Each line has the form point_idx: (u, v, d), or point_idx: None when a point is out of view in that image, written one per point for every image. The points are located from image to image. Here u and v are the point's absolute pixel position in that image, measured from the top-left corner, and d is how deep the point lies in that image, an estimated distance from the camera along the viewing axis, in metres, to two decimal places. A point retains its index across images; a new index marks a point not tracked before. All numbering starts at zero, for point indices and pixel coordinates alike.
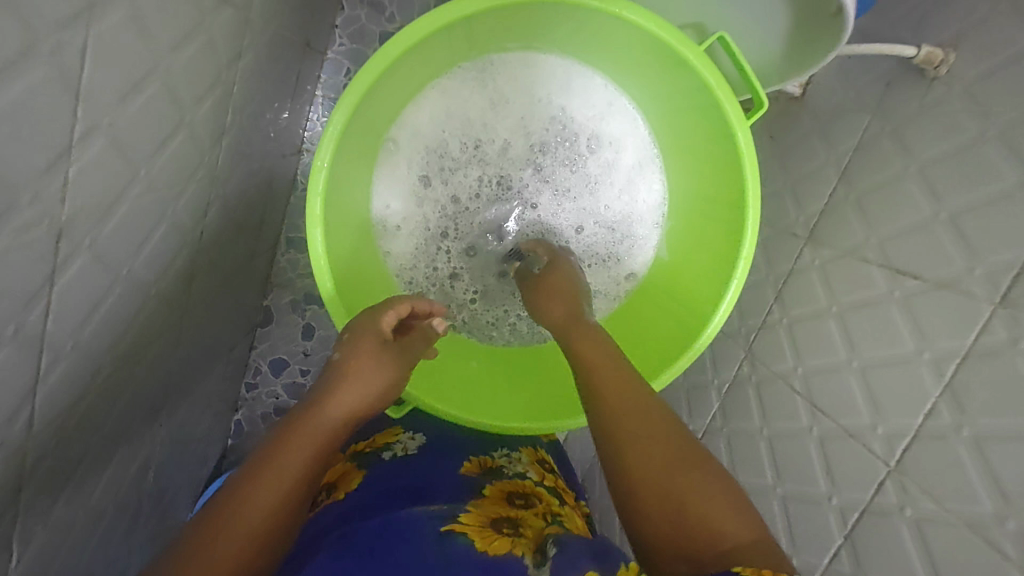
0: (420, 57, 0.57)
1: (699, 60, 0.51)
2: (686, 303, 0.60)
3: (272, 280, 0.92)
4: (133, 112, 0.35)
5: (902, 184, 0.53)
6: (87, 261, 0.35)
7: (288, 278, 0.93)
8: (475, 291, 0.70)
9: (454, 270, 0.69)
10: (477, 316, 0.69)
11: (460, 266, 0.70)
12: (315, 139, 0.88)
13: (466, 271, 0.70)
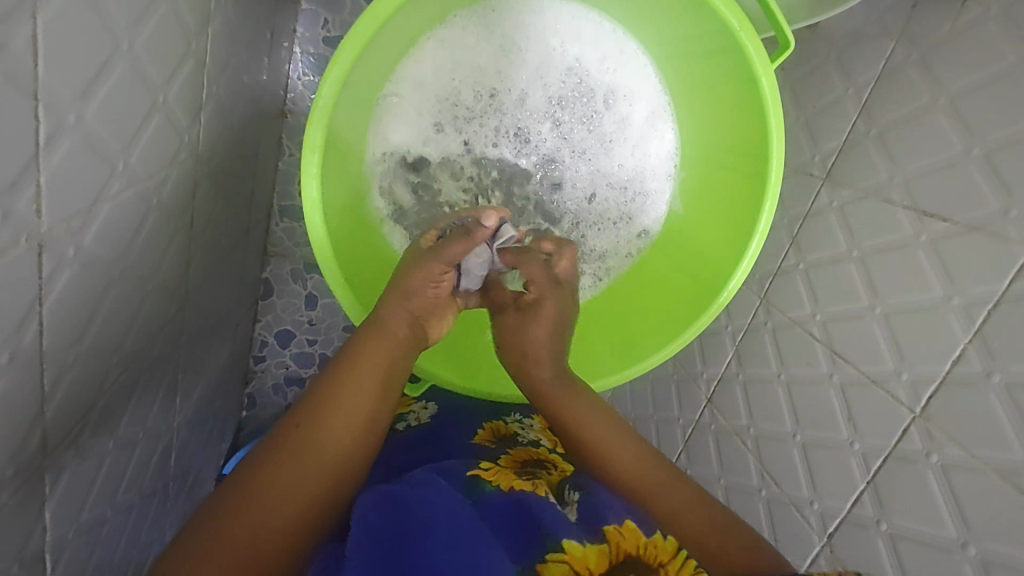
0: (412, 11, 0.53)
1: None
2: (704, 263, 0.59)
3: (270, 251, 0.90)
4: (100, 103, 0.31)
5: (931, 118, 0.50)
6: (72, 270, 0.33)
7: (286, 248, 0.90)
8: None
9: None
10: None
11: None
12: (298, 99, 0.83)
13: None
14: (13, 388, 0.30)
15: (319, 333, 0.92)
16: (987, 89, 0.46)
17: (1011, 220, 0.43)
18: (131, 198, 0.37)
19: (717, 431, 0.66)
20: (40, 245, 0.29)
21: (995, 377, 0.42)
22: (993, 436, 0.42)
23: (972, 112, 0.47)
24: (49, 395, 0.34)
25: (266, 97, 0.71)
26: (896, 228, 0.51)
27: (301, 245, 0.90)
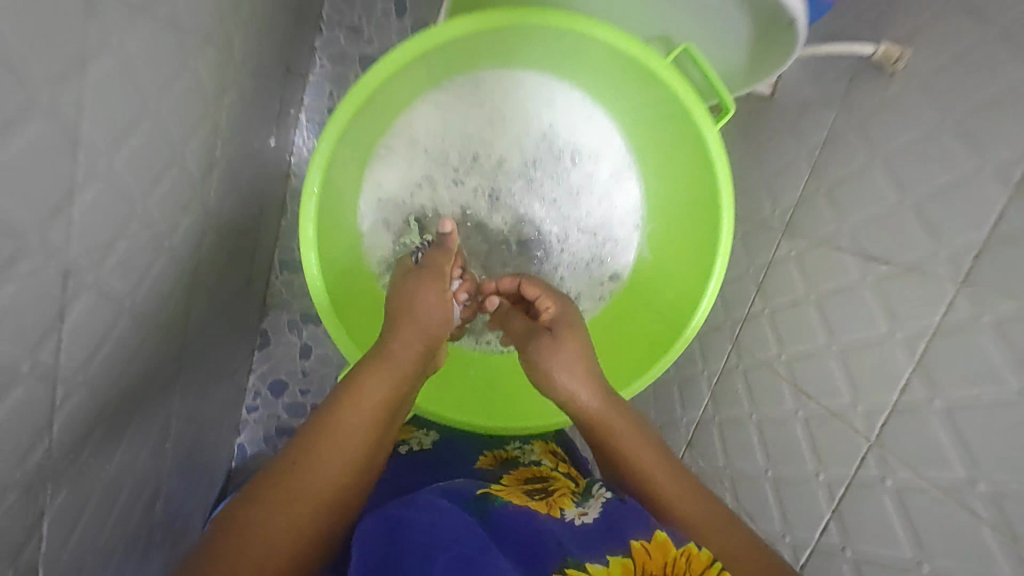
0: (403, 81, 0.60)
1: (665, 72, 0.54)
2: (669, 304, 0.64)
3: (270, 301, 0.94)
4: (126, 153, 0.36)
5: (869, 174, 0.55)
6: (90, 298, 0.37)
7: (286, 297, 0.95)
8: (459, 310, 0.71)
9: None
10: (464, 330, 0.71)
11: None
12: (302, 161, 0.91)
13: None
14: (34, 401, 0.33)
15: (312, 383, 0.95)
16: (914, 147, 0.52)
17: (940, 260, 0.47)
18: (144, 237, 0.42)
19: (698, 474, 0.67)
20: (63, 270, 0.33)
21: (937, 402, 0.45)
22: (937, 458, 0.44)
23: (906, 170, 0.52)
24: (59, 411, 0.36)
25: (274, 158, 0.78)
26: (845, 271, 0.55)
27: (300, 294, 0.95)
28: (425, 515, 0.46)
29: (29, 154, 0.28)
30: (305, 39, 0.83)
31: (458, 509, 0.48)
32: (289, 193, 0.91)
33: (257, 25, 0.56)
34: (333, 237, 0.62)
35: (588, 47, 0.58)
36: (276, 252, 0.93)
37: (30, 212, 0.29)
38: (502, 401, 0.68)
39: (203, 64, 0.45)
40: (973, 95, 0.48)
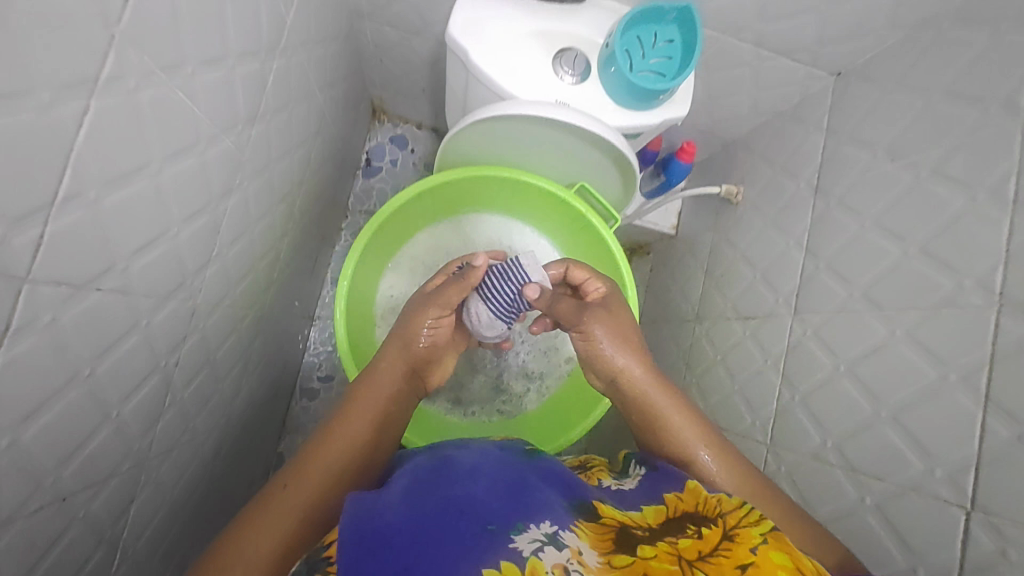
0: (394, 224, 0.72)
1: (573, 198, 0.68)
2: None
3: (287, 427, 1.04)
4: (196, 231, 0.48)
5: (788, 255, 0.67)
6: (142, 340, 0.44)
7: (300, 423, 1.05)
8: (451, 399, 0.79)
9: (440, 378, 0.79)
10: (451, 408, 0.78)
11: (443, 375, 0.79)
12: (325, 307, 1.11)
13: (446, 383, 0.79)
14: (83, 411, 0.39)
15: None
16: (811, 225, 0.64)
17: (855, 298, 0.54)
18: (189, 308, 0.51)
19: None
20: (135, 304, 0.41)
21: (884, 412, 0.48)
22: (898, 458, 0.46)
23: (817, 242, 0.63)
24: (95, 434, 0.41)
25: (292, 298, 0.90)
26: (789, 332, 0.63)
27: (313, 421, 1.06)
28: (487, 465, 0.46)
29: (145, 200, 0.39)
30: (335, 216, 1.05)
31: (510, 460, 0.49)
32: (313, 334, 1.10)
33: (295, 180, 0.73)
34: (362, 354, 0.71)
35: (522, 191, 0.71)
36: (299, 381, 1.07)
37: (133, 244, 0.39)
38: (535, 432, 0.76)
39: (255, 190, 0.59)
40: (841, 180, 0.61)
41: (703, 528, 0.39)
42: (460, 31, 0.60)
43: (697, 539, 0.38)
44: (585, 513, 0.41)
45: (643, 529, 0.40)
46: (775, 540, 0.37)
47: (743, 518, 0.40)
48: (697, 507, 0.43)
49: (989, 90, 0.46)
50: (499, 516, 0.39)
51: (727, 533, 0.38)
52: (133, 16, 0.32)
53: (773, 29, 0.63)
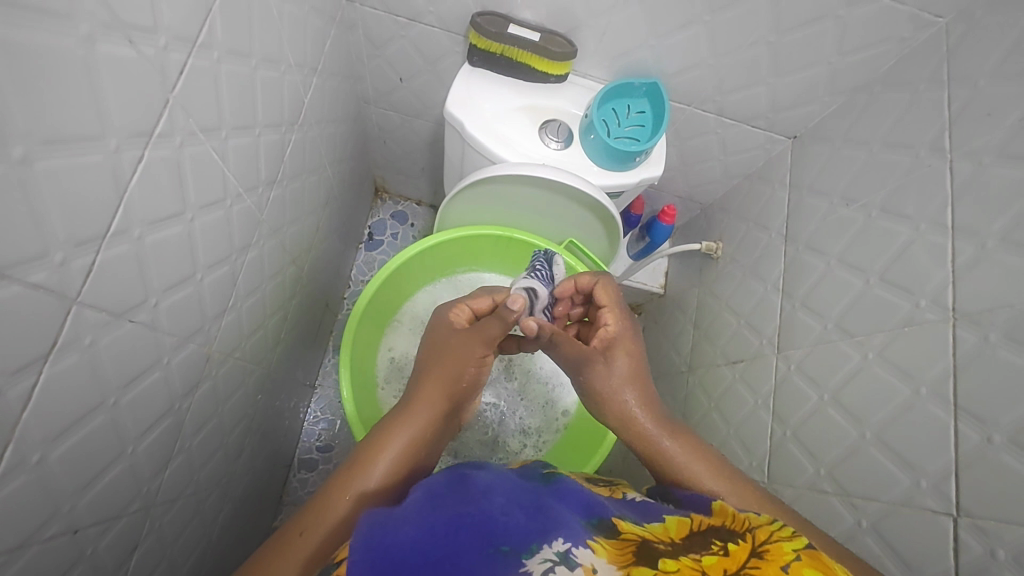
0: (396, 281, 0.76)
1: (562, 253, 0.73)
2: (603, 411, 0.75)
3: (284, 499, 1.03)
4: (215, 278, 0.52)
5: (766, 299, 0.72)
6: (160, 377, 0.46)
7: (298, 495, 1.04)
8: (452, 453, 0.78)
9: None
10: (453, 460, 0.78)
11: None
12: (326, 375, 1.13)
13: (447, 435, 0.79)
14: (104, 437, 0.41)
15: None
16: (785, 271, 0.69)
17: (829, 329, 0.58)
18: (203, 353, 0.54)
19: None
20: (159, 341, 0.44)
21: (868, 433, 0.50)
22: (886, 476, 0.47)
23: (789, 285, 0.68)
24: (112, 466, 0.43)
25: (295, 362, 0.92)
26: (775, 370, 0.66)
27: (311, 493, 1.04)
28: (502, 489, 0.47)
29: (175, 242, 0.43)
30: (338, 286, 1.10)
31: (526, 484, 0.50)
32: (314, 403, 1.10)
33: (302, 245, 0.79)
34: (364, 404, 0.72)
35: (517, 248, 0.76)
36: (298, 452, 1.06)
37: (160, 280, 0.42)
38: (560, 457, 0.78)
39: (268, 248, 0.64)
40: (807, 228, 0.67)
41: (730, 543, 0.36)
42: (457, 106, 0.68)
43: (722, 556, 0.34)
44: (604, 531, 0.39)
45: (666, 543, 0.37)
46: (811, 556, 0.33)
47: (774, 534, 0.37)
48: (725, 523, 0.39)
49: (918, 140, 0.54)
50: (516, 535, 0.38)
51: (757, 549, 0.35)
52: (185, 84, 0.39)
53: (731, 101, 0.72)
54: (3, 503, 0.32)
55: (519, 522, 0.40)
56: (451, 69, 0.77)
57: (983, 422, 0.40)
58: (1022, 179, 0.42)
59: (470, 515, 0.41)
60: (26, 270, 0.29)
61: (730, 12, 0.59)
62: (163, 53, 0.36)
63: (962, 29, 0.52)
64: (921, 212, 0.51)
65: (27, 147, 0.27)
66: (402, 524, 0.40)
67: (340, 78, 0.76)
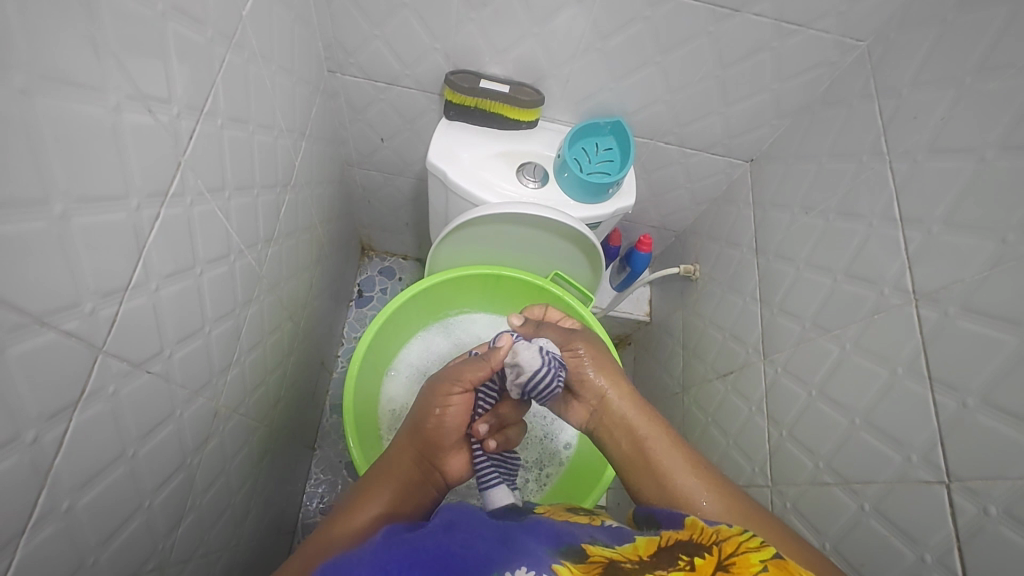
0: (393, 324, 0.78)
1: (549, 285, 0.77)
2: None
3: None
4: (221, 332, 0.54)
5: (746, 309, 0.76)
6: (172, 430, 0.47)
7: None
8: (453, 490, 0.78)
9: None
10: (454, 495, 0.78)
11: None
12: (324, 434, 1.12)
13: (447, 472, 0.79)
14: (121, 488, 0.41)
15: None
16: (760, 281, 0.74)
17: (808, 328, 0.62)
18: (212, 407, 0.55)
19: None
20: (172, 393, 0.46)
21: (857, 419, 0.53)
22: (878, 456, 0.50)
23: (766, 292, 0.72)
24: (130, 520, 0.44)
25: (294, 423, 0.92)
26: (764, 376, 0.69)
27: None
28: (466, 526, 0.43)
29: (185, 296, 0.45)
30: (331, 343, 1.11)
31: (495, 524, 0.44)
32: (314, 464, 1.09)
33: (296, 300, 0.81)
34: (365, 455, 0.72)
35: (507, 283, 0.79)
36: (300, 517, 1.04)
37: (171, 335, 0.44)
38: (568, 488, 0.77)
39: (266, 303, 0.66)
40: (775, 239, 0.72)
41: (697, 557, 0.33)
42: (438, 154, 0.73)
43: (689, 571, 0.31)
44: (570, 555, 0.35)
45: (634, 562, 0.34)
46: (779, 566, 0.31)
47: (742, 544, 0.34)
48: (692, 537, 0.37)
49: (860, 149, 0.60)
50: (475, 568, 0.34)
51: (723, 562, 0.32)
52: (194, 148, 0.42)
53: (689, 131, 0.78)
54: (33, 553, 0.33)
55: (482, 554, 0.36)
56: (429, 125, 0.83)
57: (957, 389, 0.43)
58: (953, 168, 0.47)
59: (429, 549, 0.38)
60: (62, 318, 0.31)
61: (678, 52, 0.66)
62: (175, 120, 0.39)
63: (881, 50, 0.59)
64: (873, 209, 0.56)
65: (66, 204, 0.30)
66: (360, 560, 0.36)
67: (325, 143, 0.81)
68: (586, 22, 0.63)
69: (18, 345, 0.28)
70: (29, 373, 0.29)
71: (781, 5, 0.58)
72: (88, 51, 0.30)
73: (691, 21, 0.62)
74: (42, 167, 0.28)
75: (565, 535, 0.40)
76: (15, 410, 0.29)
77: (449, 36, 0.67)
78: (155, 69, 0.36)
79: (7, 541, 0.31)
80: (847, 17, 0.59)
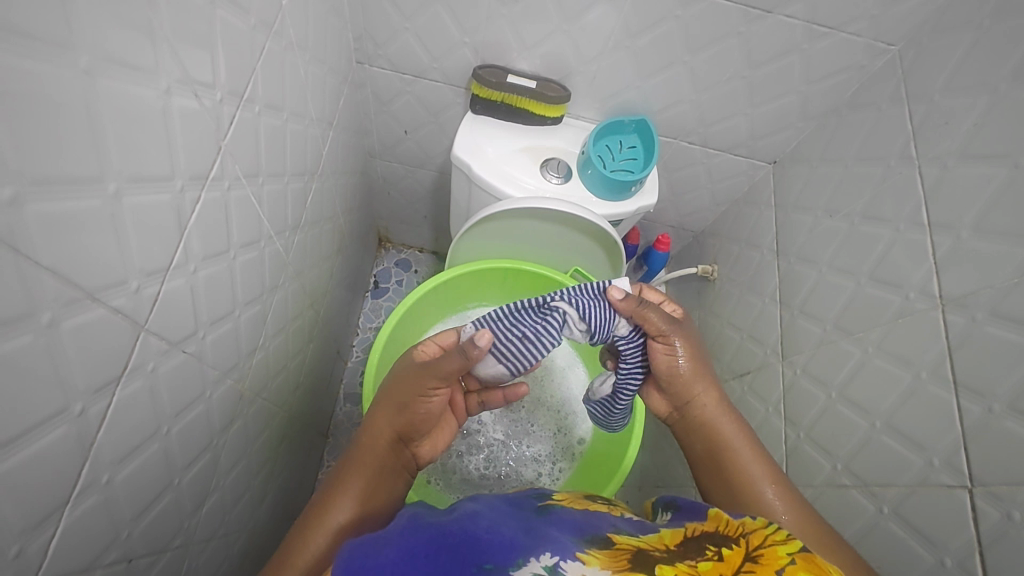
0: (412, 317, 0.79)
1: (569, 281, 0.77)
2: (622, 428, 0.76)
3: None
4: (249, 316, 0.55)
5: (765, 311, 0.76)
6: (202, 410, 0.48)
7: None
8: (470, 478, 0.79)
9: (457, 457, 0.79)
10: (470, 485, 0.79)
11: (461, 452, 0.80)
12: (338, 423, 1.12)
13: (464, 459, 0.80)
14: (154, 463, 0.42)
15: None
16: (780, 283, 0.74)
17: (830, 331, 0.62)
18: (237, 388, 0.56)
19: None
20: (203, 373, 0.47)
21: (878, 423, 0.53)
22: (899, 460, 0.50)
23: (786, 296, 0.72)
24: (161, 497, 0.45)
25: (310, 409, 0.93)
26: (782, 377, 0.69)
27: None
28: (489, 511, 0.43)
29: (219, 278, 0.46)
30: (347, 332, 1.12)
31: (517, 511, 0.44)
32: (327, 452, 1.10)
33: (318, 288, 0.82)
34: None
35: (527, 279, 0.80)
36: None
37: (204, 315, 0.45)
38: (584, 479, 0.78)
39: (290, 290, 0.67)
40: (797, 242, 0.72)
41: (724, 548, 0.34)
42: (463, 148, 0.73)
43: (716, 561, 0.32)
44: (595, 543, 0.35)
45: (661, 551, 0.35)
46: (806, 559, 0.31)
47: (769, 537, 0.34)
48: (718, 529, 0.37)
49: (887, 153, 0.60)
50: (500, 549, 0.35)
51: (751, 553, 0.32)
52: (233, 133, 0.43)
53: (713, 132, 0.78)
54: (75, 523, 0.34)
55: (506, 538, 0.36)
56: (453, 119, 0.83)
57: (982, 395, 0.43)
58: (985, 175, 0.47)
59: (454, 533, 0.38)
60: (110, 295, 0.32)
61: (707, 52, 0.66)
62: (218, 105, 0.40)
63: (912, 54, 0.59)
64: (899, 214, 0.56)
65: (118, 184, 0.31)
66: (388, 541, 0.37)
67: (350, 134, 0.82)
68: (616, 19, 0.64)
69: (71, 319, 0.29)
70: (79, 348, 0.30)
71: (814, 6, 0.58)
72: (144, 34, 0.30)
73: (722, 20, 0.62)
74: (99, 146, 0.29)
75: (589, 524, 0.40)
76: (66, 383, 0.30)
77: (478, 30, 0.68)
78: (202, 54, 0.37)
79: (52, 511, 0.31)
80: (880, 21, 0.58)
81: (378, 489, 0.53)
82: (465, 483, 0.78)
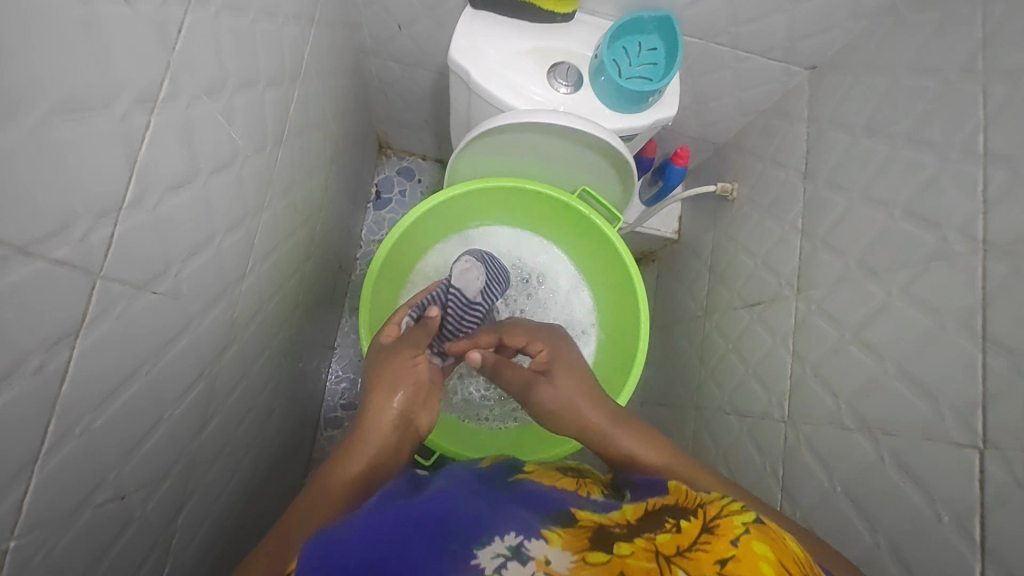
0: (409, 238, 0.76)
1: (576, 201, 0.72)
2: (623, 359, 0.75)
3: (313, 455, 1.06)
4: (233, 244, 0.51)
5: (784, 238, 0.71)
6: (190, 343, 0.47)
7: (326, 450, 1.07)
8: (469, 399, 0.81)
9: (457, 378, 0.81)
10: (469, 407, 0.80)
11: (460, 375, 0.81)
12: (344, 336, 1.13)
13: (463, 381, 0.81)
14: (139, 401, 0.41)
15: None
16: (805, 209, 0.68)
17: (853, 266, 0.57)
18: (228, 317, 0.54)
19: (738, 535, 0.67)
20: (185, 307, 0.45)
21: (891, 367, 0.50)
22: (905, 407, 0.47)
23: (808, 224, 0.67)
24: (151, 432, 0.44)
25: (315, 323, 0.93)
26: (795, 310, 0.66)
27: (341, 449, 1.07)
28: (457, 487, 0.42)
29: (189, 210, 0.42)
30: (350, 245, 1.09)
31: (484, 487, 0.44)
32: (334, 362, 1.12)
33: (313, 204, 0.77)
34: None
35: (532, 199, 0.76)
36: (323, 411, 1.09)
37: (176, 250, 0.41)
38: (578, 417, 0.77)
39: (279, 210, 0.63)
40: (827, 164, 0.65)
41: (683, 519, 0.32)
42: (461, 51, 0.65)
43: (674, 533, 0.31)
44: (559, 521, 0.35)
45: (622, 526, 0.34)
46: (761, 530, 0.30)
47: (726, 506, 0.33)
48: (678, 501, 0.36)
49: (948, 64, 0.52)
50: (463, 525, 0.34)
51: (708, 524, 0.31)
52: (184, 43, 0.37)
53: (747, 31, 0.69)
54: (52, 472, 0.33)
55: (470, 514, 0.36)
56: (452, 12, 0.74)
57: (1012, 352, 0.40)
58: None
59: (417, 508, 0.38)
60: (48, 245, 0.29)
61: None
62: (161, 10, 0.34)
63: None
64: (950, 139, 0.49)
65: (38, 117, 0.26)
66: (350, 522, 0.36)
67: (337, 30, 0.73)
68: None
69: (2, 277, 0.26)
70: (18, 305, 0.27)
71: None
72: None
73: None
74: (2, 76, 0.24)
75: (557, 502, 0.39)
76: (8, 343, 0.27)
77: None
78: None
79: (18, 467, 0.30)
80: None
81: (380, 466, 0.50)
82: (463, 405, 0.80)
